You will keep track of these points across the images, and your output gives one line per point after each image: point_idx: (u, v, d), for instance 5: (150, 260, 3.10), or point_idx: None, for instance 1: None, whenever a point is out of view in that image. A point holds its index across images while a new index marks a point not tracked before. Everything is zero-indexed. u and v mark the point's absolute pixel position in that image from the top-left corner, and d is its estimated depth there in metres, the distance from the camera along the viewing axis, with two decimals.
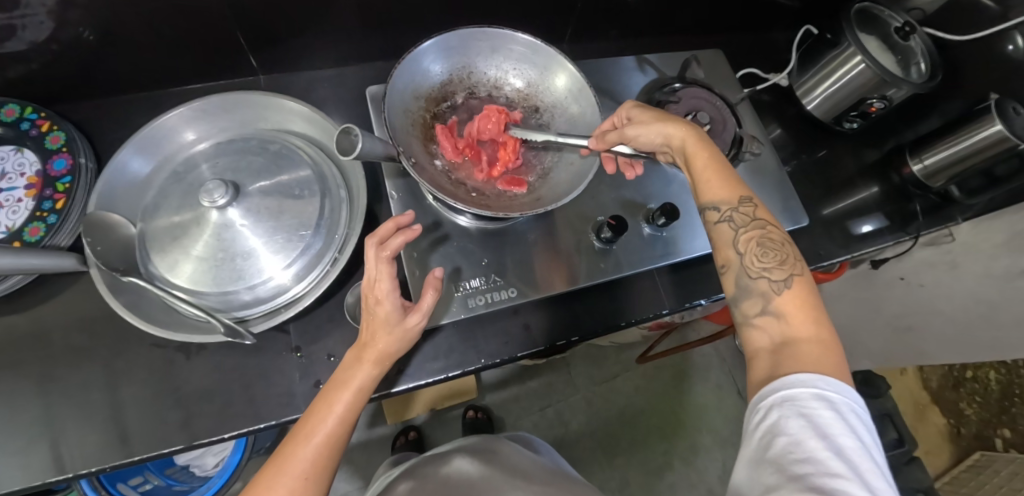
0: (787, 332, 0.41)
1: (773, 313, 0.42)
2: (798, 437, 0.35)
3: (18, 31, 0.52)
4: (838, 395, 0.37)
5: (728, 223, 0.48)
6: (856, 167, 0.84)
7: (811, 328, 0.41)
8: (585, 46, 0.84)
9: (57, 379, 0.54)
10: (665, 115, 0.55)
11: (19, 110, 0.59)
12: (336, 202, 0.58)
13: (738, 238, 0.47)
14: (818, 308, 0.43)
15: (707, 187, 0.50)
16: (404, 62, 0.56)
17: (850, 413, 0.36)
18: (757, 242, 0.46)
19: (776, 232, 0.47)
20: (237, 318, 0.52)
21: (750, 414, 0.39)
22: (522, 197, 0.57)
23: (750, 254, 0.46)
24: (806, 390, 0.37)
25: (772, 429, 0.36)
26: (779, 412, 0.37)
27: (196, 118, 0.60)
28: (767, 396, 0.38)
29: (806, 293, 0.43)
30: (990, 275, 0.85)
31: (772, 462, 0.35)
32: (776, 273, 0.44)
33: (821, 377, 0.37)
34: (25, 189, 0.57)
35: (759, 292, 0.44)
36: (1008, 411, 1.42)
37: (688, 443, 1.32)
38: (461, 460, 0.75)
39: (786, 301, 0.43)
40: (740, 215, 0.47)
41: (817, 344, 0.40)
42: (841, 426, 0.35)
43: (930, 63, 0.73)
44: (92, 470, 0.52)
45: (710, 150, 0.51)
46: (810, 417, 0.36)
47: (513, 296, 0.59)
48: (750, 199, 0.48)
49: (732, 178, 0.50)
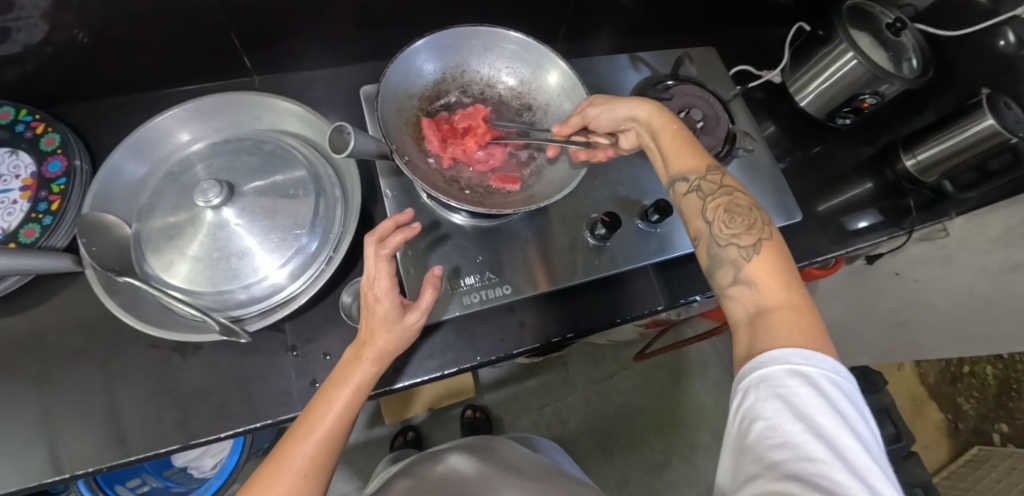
0: (760, 300, 0.42)
1: (744, 282, 0.43)
2: (775, 421, 0.35)
3: (13, 34, 0.52)
4: (814, 369, 0.36)
5: (694, 193, 0.49)
6: (849, 163, 0.85)
7: (784, 294, 0.41)
8: (578, 45, 0.85)
9: (54, 380, 0.54)
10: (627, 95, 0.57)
11: (13, 113, 0.59)
12: (331, 202, 0.58)
13: (705, 207, 0.48)
14: (791, 273, 0.43)
15: (674, 160, 0.51)
16: (397, 61, 0.57)
17: (829, 389, 0.36)
18: (723, 209, 0.47)
19: (742, 197, 0.47)
20: (233, 317, 0.53)
21: (731, 399, 0.40)
22: (517, 194, 0.58)
23: (717, 221, 0.47)
24: (781, 369, 0.37)
25: (750, 414, 0.37)
26: (756, 394, 0.37)
27: (190, 118, 0.60)
28: (743, 379, 0.38)
29: (775, 256, 0.44)
30: (984, 269, 0.85)
31: (751, 449, 0.36)
32: (744, 239, 0.45)
33: (795, 352, 0.37)
34: (21, 191, 0.57)
35: (729, 260, 0.44)
36: (1006, 405, 1.41)
37: (687, 441, 1.32)
38: (456, 457, 0.75)
39: (756, 267, 0.43)
40: (705, 184, 0.48)
41: (790, 312, 0.40)
42: (818, 404, 0.35)
43: (922, 60, 0.73)
44: (89, 471, 0.52)
45: (673, 123, 0.53)
46: (785, 397, 0.36)
47: (508, 293, 0.59)
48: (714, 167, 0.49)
49: (697, 149, 0.51)
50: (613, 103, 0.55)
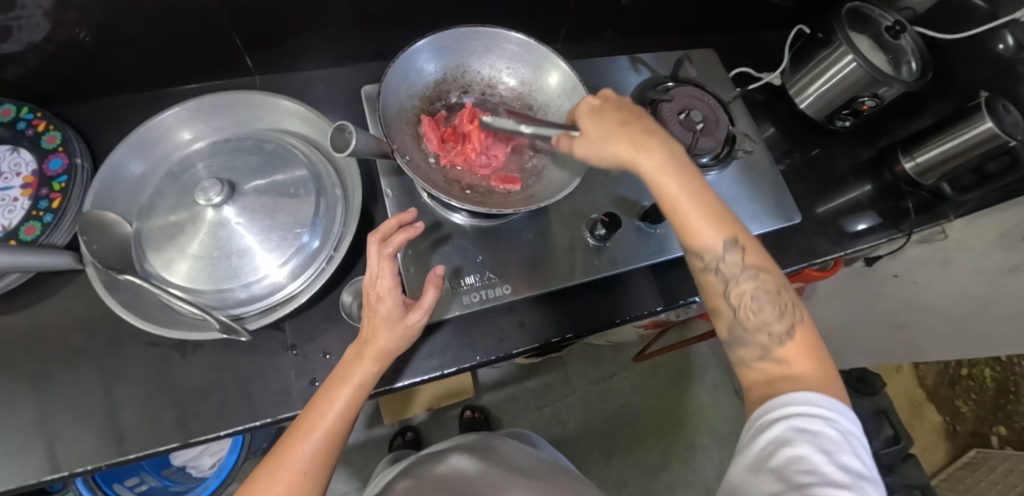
0: (787, 371, 0.43)
1: (774, 359, 0.44)
2: (803, 451, 0.37)
3: (15, 32, 0.52)
4: (840, 415, 0.39)
5: (716, 275, 0.47)
6: (848, 165, 0.85)
7: (812, 366, 0.43)
8: (578, 46, 0.85)
9: (54, 378, 0.55)
10: (620, 130, 0.49)
11: (15, 111, 0.59)
12: (332, 201, 0.58)
13: (729, 291, 0.47)
14: (816, 341, 0.45)
15: (689, 233, 0.47)
16: (398, 61, 0.57)
17: (850, 433, 0.39)
18: (750, 295, 0.46)
19: (766, 278, 0.46)
20: (233, 315, 0.53)
21: (752, 427, 0.42)
22: (516, 194, 0.58)
23: (743, 307, 0.46)
24: (811, 408, 0.39)
25: (777, 441, 0.39)
26: (784, 425, 0.39)
27: (191, 117, 0.60)
28: (771, 410, 0.41)
29: (804, 336, 0.45)
30: (982, 271, 0.86)
31: (774, 471, 0.38)
32: (776, 325, 0.45)
33: (825, 398, 0.40)
34: (21, 188, 0.57)
35: (759, 344, 0.45)
36: (1004, 408, 1.40)
37: (686, 442, 1.32)
38: (459, 457, 0.75)
39: (790, 348, 0.44)
40: (729, 266, 0.46)
41: (817, 378, 0.42)
42: (843, 445, 0.38)
43: (921, 62, 0.73)
44: (88, 468, 0.52)
45: (682, 180, 0.47)
46: (814, 433, 0.38)
47: (508, 292, 0.59)
48: (736, 244, 0.46)
49: (713, 218, 0.47)
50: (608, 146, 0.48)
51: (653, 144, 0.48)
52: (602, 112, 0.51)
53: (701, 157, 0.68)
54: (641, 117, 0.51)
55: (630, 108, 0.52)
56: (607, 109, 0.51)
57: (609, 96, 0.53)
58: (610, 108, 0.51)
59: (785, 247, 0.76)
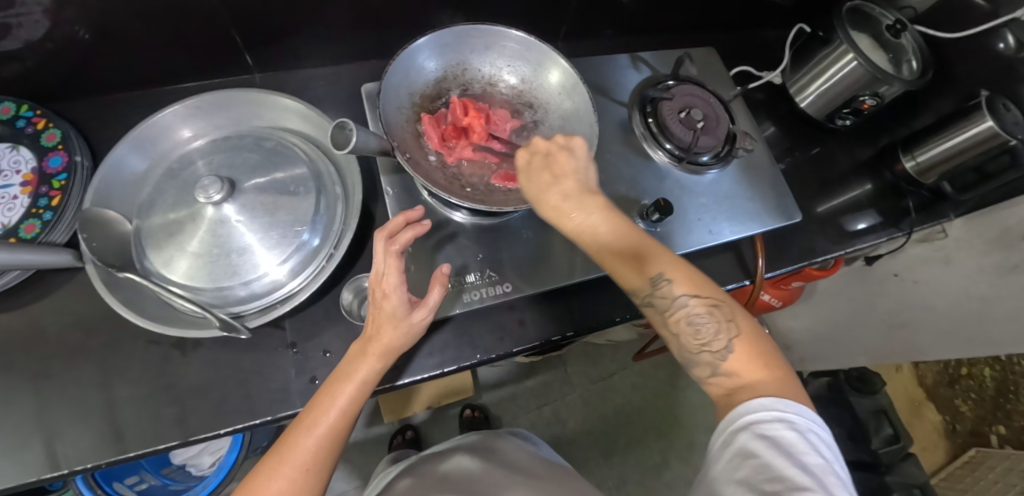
0: (741, 382, 0.43)
1: (724, 374, 0.44)
2: (765, 458, 0.38)
3: (13, 30, 0.52)
4: (798, 416, 0.40)
5: (652, 308, 0.48)
6: (849, 165, 0.85)
7: (764, 374, 0.43)
8: (579, 45, 0.85)
9: (54, 376, 0.54)
10: (545, 195, 0.49)
11: (14, 108, 0.59)
12: (332, 199, 0.58)
13: (667, 321, 0.47)
14: (765, 348, 0.45)
15: (620, 274, 0.49)
16: (399, 59, 0.57)
17: (811, 432, 0.40)
18: (686, 320, 0.46)
19: (699, 299, 0.46)
20: (233, 313, 0.53)
21: (719, 438, 0.42)
22: (518, 192, 0.58)
23: (683, 332, 0.46)
24: (769, 413, 0.40)
25: (741, 451, 0.39)
26: (745, 434, 0.40)
27: (191, 115, 0.60)
28: (733, 420, 0.41)
29: (747, 347, 0.44)
30: (982, 270, 0.85)
31: (742, 481, 0.38)
32: (716, 343, 0.45)
33: (781, 401, 0.41)
34: (21, 186, 0.57)
35: (705, 363, 0.45)
36: (1003, 407, 1.38)
37: (685, 441, 1.32)
38: (461, 457, 0.75)
39: (735, 362, 0.44)
40: (660, 298, 0.47)
41: (773, 383, 0.43)
42: (804, 445, 0.38)
43: (922, 61, 0.74)
44: (88, 466, 0.52)
45: (605, 229, 0.48)
46: (774, 438, 0.39)
47: (508, 291, 0.59)
48: (662, 277, 0.47)
49: (638, 257, 0.48)
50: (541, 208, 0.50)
51: (572, 202, 0.49)
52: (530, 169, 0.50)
53: (702, 156, 0.68)
54: (565, 169, 0.50)
55: (558, 160, 0.50)
56: (535, 167, 0.50)
57: (538, 147, 0.51)
58: (538, 163, 0.50)
59: (785, 245, 0.76)
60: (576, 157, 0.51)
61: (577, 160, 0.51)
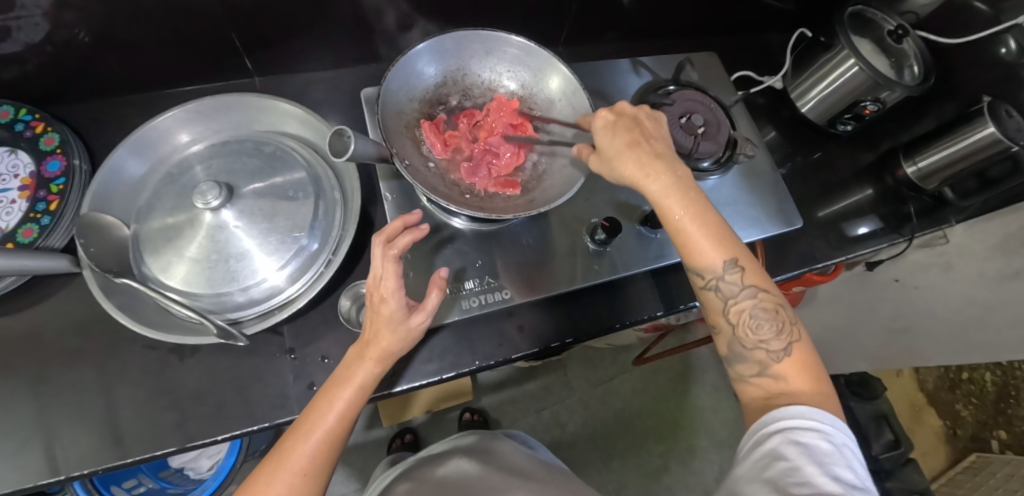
0: (785, 388, 0.44)
1: (771, 375, 0.44)
2: (796, 463, 0.38)
3: (13, 33, 0.52)
4: (835, 429, 0.40)
5: (715, 293, 0.47)
6: (850, 169, 0.85)
7: (811, 383, 0.44)
8: (580, 49, 0.85)
9: (52, 380, 0.54)
10: (631, 154, 0.49)
11: (13, 112, 0.59)
12: (331, 204, 0.58)
13: (728, 309, 0.47)
14: (815, 361, 0.45)
15: (689, 251, 0.48)
16: (399, 64, 0.56)
17: (845, 447, 0.39)
18: (748, 313, 0.46)
19: (767, 298, 0.46)
20: (231, 319, 0.52)
21: (749, 440, 0.42)
22: (516, 198, 0.57)
23: (741, 324, 0.47)
24: (805, 421, 0.40)
25: (772, 454, 0.39)
26: (777, 439, 0.40)
27: (190, 119, 0.59)
28: (766, 424, 0.41)
29: (804, 355, 0.45)
30: (983, 276, 0.85)
31: (770, 482, 0.38)
32: (774, 342, 0.45)
33: (819, 411, 0.40)
34: (20, 190, 0.57)
35: (756, 360, 0.45)
36: (1005, 412, 1.41)
37: (686, 445, 1.32)
38: (458, 460, 0.75)
39: (787, 366, 0.44)
40: (727, 284, 0.47)
41: (817, 396, 0.43)
42: (836, 457, 0.38)
43: (923, 66, 0.73)
44: (84, 472, 0.51)
45: (685, 204, 0.47)
46: (806, 446, 0.38)
47: (507, 297, 0.59)
48: (736, 265, 0.46)
49: (718, 238, 0.47)
50: (615, 166, 0.50)
51: (661, 165, 0.49)
52: (612, 132, 0.50)
53: (703, 161, 0.68)
54: (652, 136, 0.51)
55: (645, 125, 0.52)
56: (620, 126, 0.51)
57: (624, 111, 0.52)
58: (624, 125, 0.51)
59: (786, 251, 0.76)
60: (659, 129, 0.52)
61: (660, 129, 0.52)
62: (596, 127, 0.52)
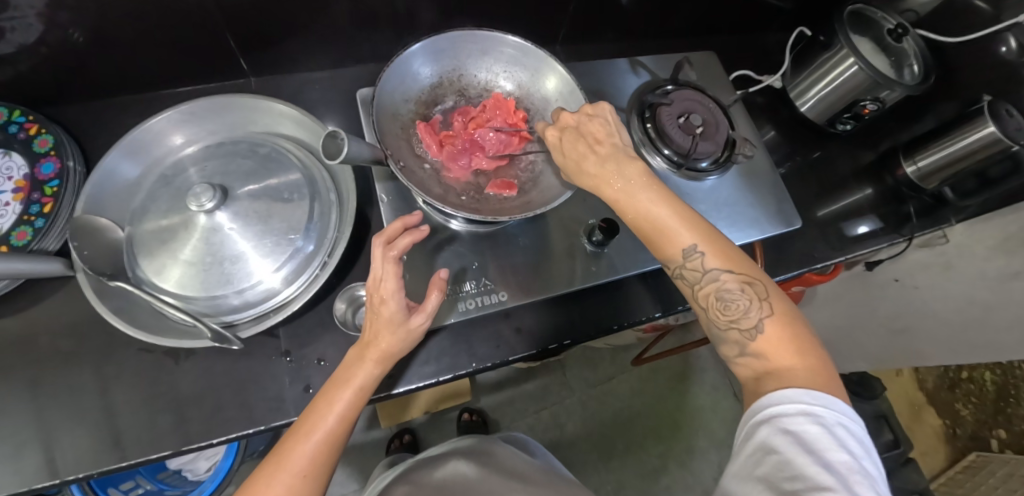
0: (769, 366, 0.43)
1: (752, 355, 0.44)
2: (786, 455, 0.37)
3: (6, 34, 0.52)
4: (826, 410, 0.39)
5: (683, 280, 0.48)
6: (850, 169, 0.84)
7: (796, 358, 0.42)
8: (578, 48, 0.84)
9: (47, 383, 0.54)
10: (581, 165, 0.49)
11: (7, 114, 0.59)
12: (326, 205, 0.58)
13: (698, 294, 0.47)
14: (801, 333, 0.44)
15: (651, 245, 0.48)
16: (394, 65, 0.56)
17: (838, 426, 0.38)
18: (716, 296, 0.46)
19: (732, 277, 0.45)
20: (225, 322, 0.52)
21: (743, 431, 0.42)
22: (513, 200, 0.57)
23: (712, 306, 0.47)
24: (793, 407, 0.39)
25: (763, 447, 0.39)
26: (767, 429, 0.39)
27: (184, 121, 0.59)
28: (756, 413, 0.41)
29: (782, 328, 0.44)
30: (984, 276, 0.85)
31: (762, 478, 0.38)
32: (745, 320, 0.44)
33: (808, 392, 0.39)
34: (13, 192, 0.56)
35: (734, 341, 0.45)
36: (1005, 411, 1.42)
37: (685, 445, 1.32)
38: (456, 462, 0.75)
39: (765, 343, 0.43)
40: (690, 271, 0.47)
41: (807, 371, 0.41)
42: (828, 441, 0.37)
43: (923, 65, 0.72)
44: (80, 476, 0.51)
45: (636, 202, 0.47)
46: (796, 434, 0.38)
47: (504, 299, 0.58)
48: (695, 249, 0.46)
49: (673, 227, 0.47)
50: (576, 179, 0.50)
51: (608, 170, 0.48)
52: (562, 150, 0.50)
53: (701, 162, 0.67)
54: (599, 139, 0.50)
55: (592, 130, 0.50)
56: (565, 140, 0.50)
57: (566, 123, 0.51)
58: (569, 137, 0.50)
59: (785, 252, 0.75)
60: (607, 126, 0.50)
61: (608, 126, 0.50)
62: (548, 148, 0.52)
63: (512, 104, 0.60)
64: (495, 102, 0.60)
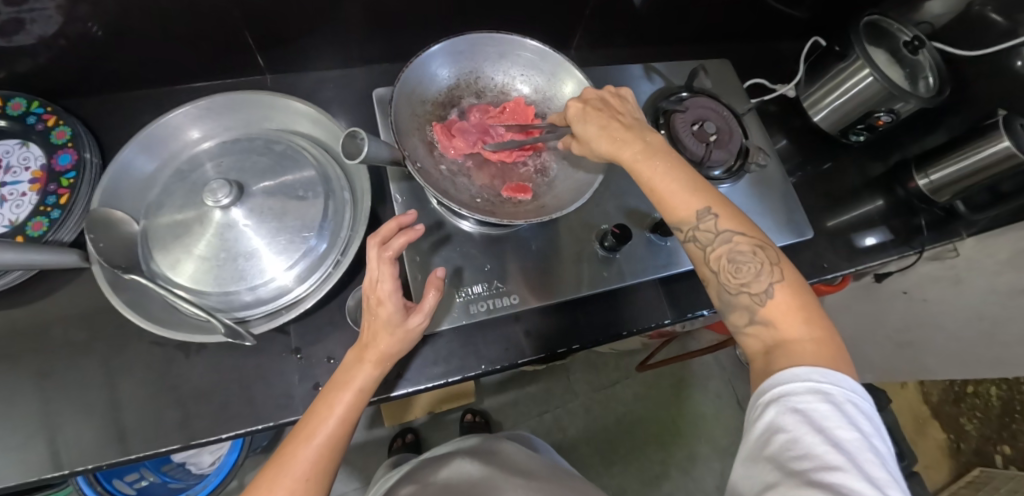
0: (780, 336, 0.42)
1: (762, 322, 0.43)
2: (795, 434, 0.36)
3: (26, 25, 0.52)
4: (835, 387, 0.38)
5: (694, 244, 0.47)
6: (861, 180, 0.84)
7: (806, 328, 0.42)
8: (592, 53, 0.84)
9: (58, 374, 0.54)
10: (604, 129, 0.49)
11: (26, 104, 0.59)
12: (340, 204, 0.58)
13: (708, 258, 0.46)
14: (810, 304, 0.44)
15: (664, 207, 0.48)
16: (413, 65, 0.56)
17: (847, 403, 0.37)
18: (727, 258, 0.45)
19: (745, 240, 0.45)
20: (238, 318, 0.52)
21: (750, 412, 0.41)
22: (527, 204, 0.57)
23: (722, 271, 0.46)
24: (802, 385, 0.38)
25: (770, 427, 0.38)
26: (775, 409, 0.38)
27: (201, 116, 0.59)
28: (765, 393, 0.40)
29: (792, 295, 0.43)
30: (994, 291, 0.85)
31: (771, 459, 0.37)
32: (756, 284, 0.44)
33: (815, 370, 0.39)
34: (30, 183, 0.57)
35: (743, 306, 0.44)
36: (1009, 427, 1.37)
37: (687, 452, 1.31)
38: (460, 460, 0.75)
39: (775, 310, 0.43)
40: (703, 232, 0.46)
41: (815, 343, 0.41)
42: (837, 419, 0.36)
43: (939, 78, 0.72)
44: (88, 467, 0.51)
45: (655, 163, 0.47)
46: (805, 413, 0.37)
47: (514, 302, 0.58)
48: (709, 211, 0.46)
49: (688, 189, 0.47)
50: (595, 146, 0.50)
51: (632, 134, 0.49)
52: (583, 118, 0.51)
53: (714, 170, 0.67)
54: (621, 112, 0.52)
55: (613, 105, 0.53)
56: (590, 110, 0.51)
57: (589, 96, 0.54)
58: (593, 107, 0.51)
59: (796, 261, 0.75)
60: (626, 105, 0.53)
61: (628, 105, 0.53)
62: (569, 119, 0.52)
63: (531, 112, 0.60)
64: (514, 107, 0.60)
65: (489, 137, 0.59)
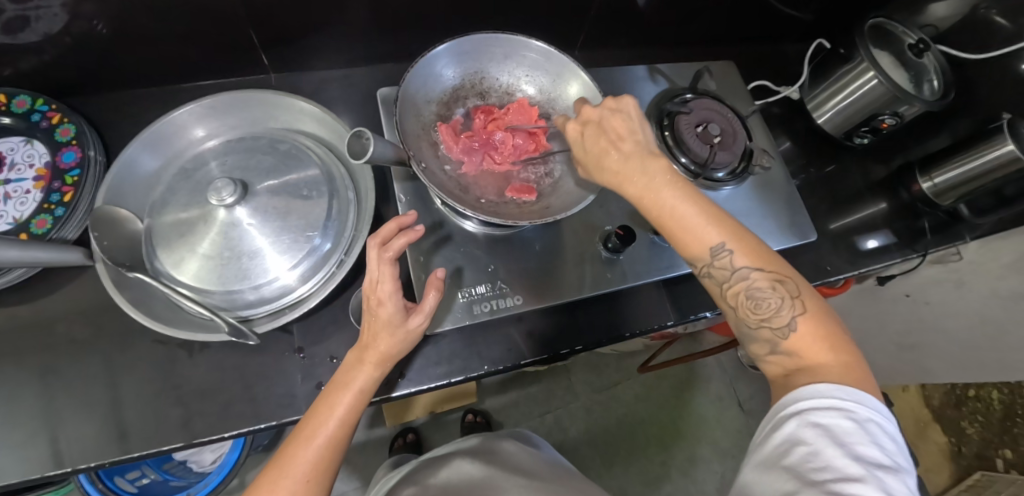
0: (803, 363, 0.42)
1: (785, 353, 0.43)
2: (815, 447, 0.36)
3: (32, 23, 0.52)
4: (859, 406, 0.38)
5: (710, 280, 0.46)
6: (864, 183, 0.84)
7: (830, 355, 0.42)
8: (596, 54, 0.84)
9: (61, 372, 0.54)
10: (602, 162, 0.48)
11: (30, 102, 0.59)
12: (344, 204, 0.58)
13: (726, 294, 0.46)
14: (833, 330, 0.43)
15: (677, 243, 0.47)
16: (418, 66, 0.56)
17: (870, 423, 0.37)
18: (745, 295, 0.45)
19: (763, 276, 0.44)
20: (241, 317, 0.52)
21: (768, 424, 0.41)
22: (531, 205, 0.57)
23: (741, 305, 0.45)
24: (825, 400, 0.38)
25: (790, 439, 0.38)
26: (796, 422, 0.38)
27: (206, 115, 0.59)
28: (785, 407, 0.40)
29: (816, 327, 0.43)
30: (998, 294, 0.84)
31: (788, 467, 0.37)
32: (776, 319, 0.44)
33: (839, 388, 0.39)
34: (34, 180, 0.57)
35: (765, 339, 0.44)
36: (1010, 431, 1.38)
37: (687, 454, 1.31)
38: (461, 460, 0.75)
39: (798, 341, 0.43)
40: (719, 270, 0.45)
41: (840, 368, 0.41)
42: (860, 435, 0.36)
43: (943, 81, 0.72)
44: (90, 465, 0.51)
45: (661, 201, 0.46)
46: (827, 427, 0.37)
47: (517, 303, 0.58)
48: (724, 248, 0.45)
49: (701, 226, 0.45)
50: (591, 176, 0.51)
51: (631, 168, 0.47)
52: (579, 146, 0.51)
53: (718, 172, 0.67)
54: (621, 137, 0.48)
55: (614, 125, 0.49)
56: (587, 138, 0.50)
57: (589, 117, 0.50)
58: (589, 135, 0.49)
59: (799, 263, 0.75)
60: (629, 123, 0.49)
61: (632, 123, 0.49)
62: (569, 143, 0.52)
63: (536, 112, 0.60)
64: (518, 107, 0.60)
65: (494, 151, 0.59)
